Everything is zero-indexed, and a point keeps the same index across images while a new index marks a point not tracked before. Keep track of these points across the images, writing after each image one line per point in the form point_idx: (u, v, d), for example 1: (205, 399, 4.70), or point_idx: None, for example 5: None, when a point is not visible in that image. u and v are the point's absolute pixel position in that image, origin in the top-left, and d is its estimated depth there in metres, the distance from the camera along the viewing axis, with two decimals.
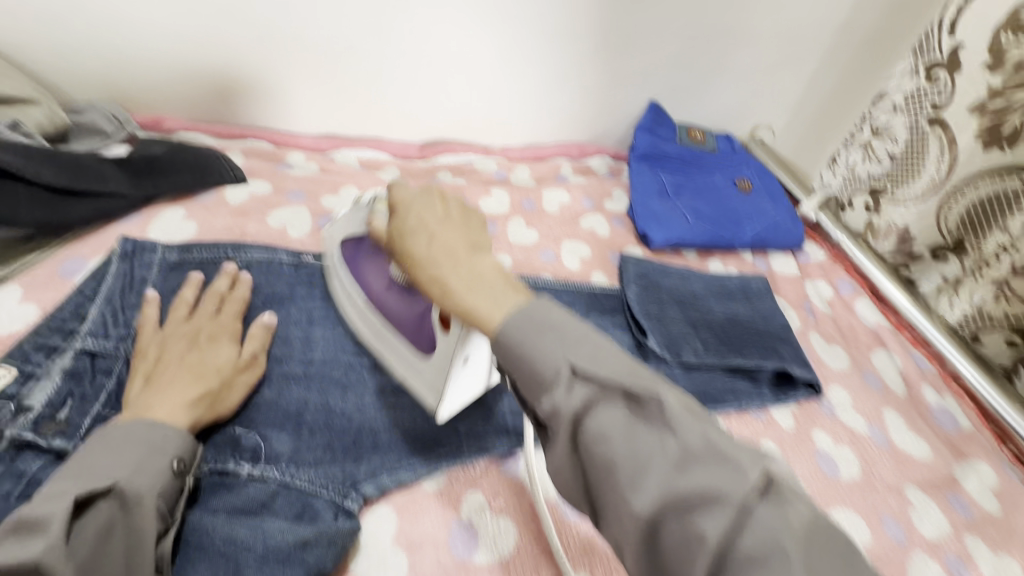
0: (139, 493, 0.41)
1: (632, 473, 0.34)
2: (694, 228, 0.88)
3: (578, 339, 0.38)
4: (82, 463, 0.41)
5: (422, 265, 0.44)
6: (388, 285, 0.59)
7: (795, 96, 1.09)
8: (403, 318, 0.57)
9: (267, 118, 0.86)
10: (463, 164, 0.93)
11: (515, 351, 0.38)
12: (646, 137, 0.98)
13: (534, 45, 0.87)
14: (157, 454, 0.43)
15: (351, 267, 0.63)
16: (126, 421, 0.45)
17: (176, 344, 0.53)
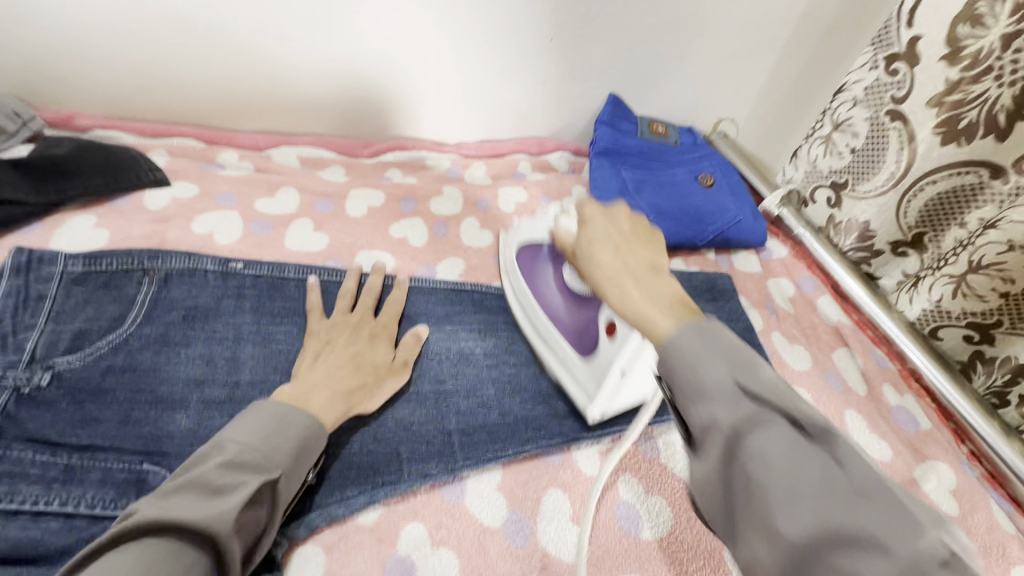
0: (285, 491, 0.42)
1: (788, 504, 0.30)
2: (655, 226, 0.85)
3: (746, 360, 0.35)
4: (258, 432, 0.42)
5: (600, 264, 0.45)
6: (557, 288, 0.62)
7: (758, 88, 1.07)
8: (567, 321, 0.61)
9: (196, 114, 0.79)
10: (414, 161, 0.88)
11: (670, 365, 0.36)
12: (607, 131, 0.95)
13: (486, 36, 0.81)
14: (308, 455, 0.45)
15: (526, 270, 0.66)
16: (297, 409, 0.46)
17: (342, 334, 0.57)
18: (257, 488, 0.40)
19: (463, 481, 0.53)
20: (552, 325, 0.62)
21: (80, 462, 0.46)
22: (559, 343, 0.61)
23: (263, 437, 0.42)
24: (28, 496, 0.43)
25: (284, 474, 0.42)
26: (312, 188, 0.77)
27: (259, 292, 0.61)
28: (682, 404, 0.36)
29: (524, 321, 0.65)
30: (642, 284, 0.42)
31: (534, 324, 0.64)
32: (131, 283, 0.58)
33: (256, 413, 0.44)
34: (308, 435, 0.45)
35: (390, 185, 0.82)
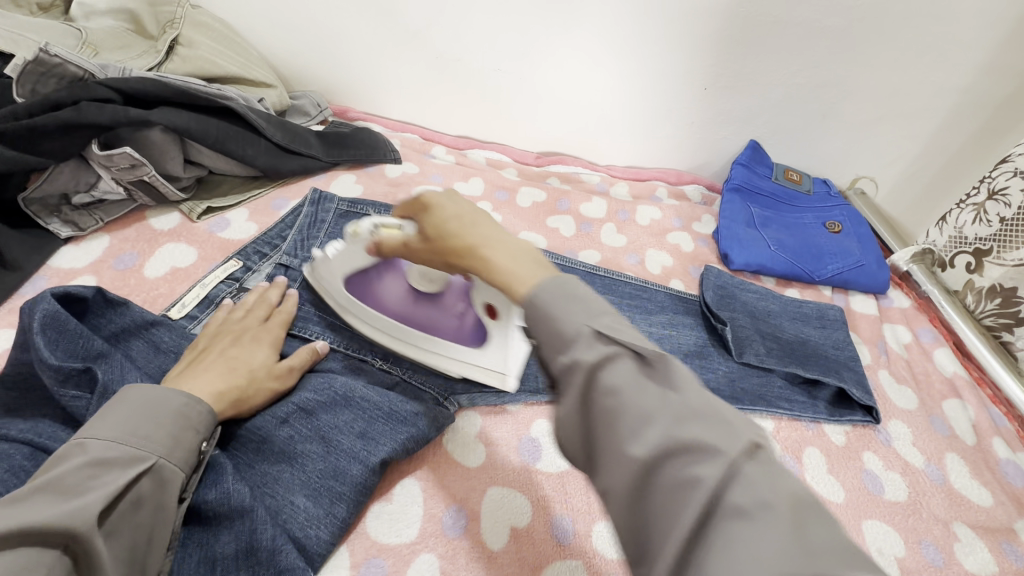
0: (164, 473, 0.45)
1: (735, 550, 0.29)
2: (775, 256, 0.95)
3: (677, 405, 0.34)
4: (122, 425, 0.45)
5: (457, 236, 0.47)
6: (407, 291, 0.64)
7: (903, 151, 1.11)
8: (436, 324, 0.63)
9: (422, 119, 1.09)
10: (571, 174, 1.08)
11: (546, 318, 0.38)
12: (742, 171, 1.07)
13: (648, 81, 1.00)
14: (191, 430, 0.49)
15: (367, 301, 0.65)
16: (168, 388, 0.49)
17: (222, 341, 0.58)
18: (131, 480, 0.42)
19: None
20: (439, 338, 0.64)
21: (340, 321, 0.68)
22: (431, 341, 0.64)
23: (130, 428, 0.45)
24: (314, 332, 0.66)
25: (161, 460, 0.45)
26: (493, 180, 0.99)
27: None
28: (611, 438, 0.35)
29: (406, 347, 0.66)
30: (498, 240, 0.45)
31: (440, 353, 0.64)
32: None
33: (111, 406, 0.46)
34: (185, 412, 0.48)
35: (550, 188, 1.03)
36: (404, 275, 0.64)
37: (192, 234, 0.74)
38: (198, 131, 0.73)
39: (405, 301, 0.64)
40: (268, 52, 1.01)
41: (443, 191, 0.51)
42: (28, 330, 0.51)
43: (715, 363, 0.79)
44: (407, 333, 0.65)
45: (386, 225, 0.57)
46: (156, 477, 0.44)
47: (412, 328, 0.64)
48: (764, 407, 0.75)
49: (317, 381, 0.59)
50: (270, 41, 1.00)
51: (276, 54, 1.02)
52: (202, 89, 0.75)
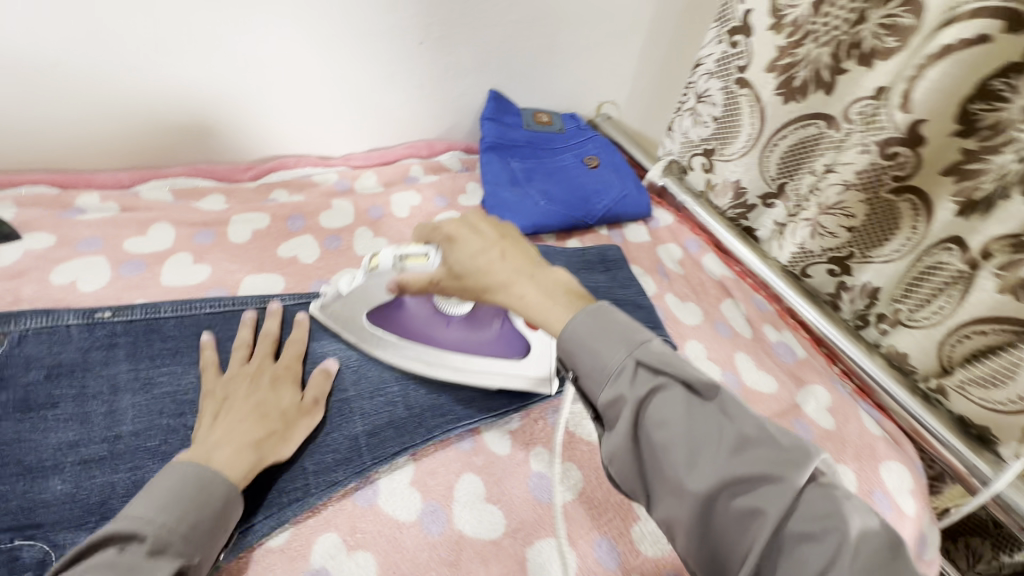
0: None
1: (692, 458, 0.41)
2: (547, 211, 0.89)
3: (703, 423, 0.42)
4: (172, 508, 0.42)
5: (484, 275, 0.51)
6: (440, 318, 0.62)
7: (627, 71, 1.14)
8: (476, 341, 0.62)
9: (49, 159, 0.77)
10: (301, 179, 0.88)
11: (572, 348, 0.46)
12: (492, 126, 1.00)
13: (355, 48, 0.84)
14: (225, 529, 0.45)
15: (393, 324, 0.62)
16: (212, 468, 0.45)
17: (240, 387, 0.53)
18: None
19: (374, 484, 0.54)
20: (471, 355, 0.62)
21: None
22: (489, 364, 0.62)
23: (176, 514, 0.42)
24: None
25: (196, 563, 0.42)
26: (188, 219, 0.73)
27: (134, 337, 0.58)
28: (655, 474, 0.42)
29: (434, 366, 0.63)
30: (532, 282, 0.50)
31: (448, 366, 0.62)
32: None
33: (158, 482, 0.43)
34: (226, 511, 0.45)
35: (275, 206, 0.80)
36: (418, 301, 0.62)
37: None
38: None
39: (431, 321, 0.62)
40: None
41: (464, 225, 0.54)
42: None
43: None
44: (433, 356, 0.62)
45: (412, 256, 0.54)
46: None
47: (456, 351, 0.62)
48: None
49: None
50: None
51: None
52: None
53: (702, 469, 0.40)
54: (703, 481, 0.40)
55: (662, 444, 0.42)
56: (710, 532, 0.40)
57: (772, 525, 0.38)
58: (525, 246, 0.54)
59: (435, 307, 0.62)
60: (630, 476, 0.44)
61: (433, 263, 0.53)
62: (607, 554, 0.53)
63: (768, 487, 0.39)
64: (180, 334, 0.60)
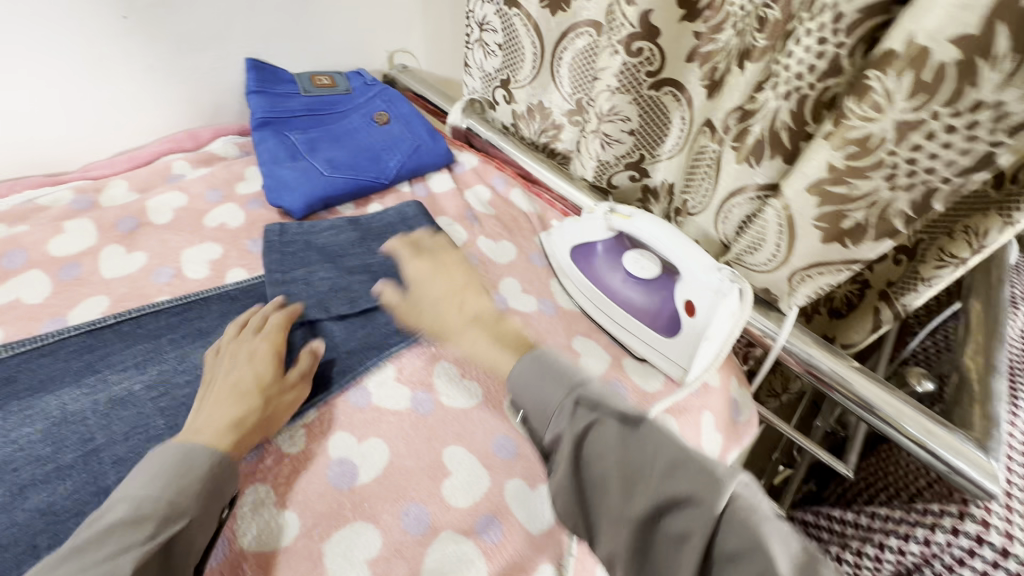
0: (196, 541, 0.43)
1: (627, 487, 0.42)
2: (333, 180, 0.82)
3: (644, 452, 0.43)
4: (163, 477, 0.44)
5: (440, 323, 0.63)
6: (623, 280, 0.71)
7: (409, 12, 1.06)
8: (640, 308, 0.69)
9: None
10: (21, 206, 0.73)
11: (519, 390, 0.50)
12: (262, 99, 0.88)
13: (29, 39, 0.70)
14: (224, 485, 0.47)
15: (584, 269, 0.74)
16: (168, 442, 0.47)
17: (224, 363, 0.56)
18: (129, 538, 0.40)
19: None
20: (638, 322, 0.69)
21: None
22: (653, 337, 0.68)
23: (162, 481, 0.44)
24: None
25: (193, 521, 0.44)
26: None
27: None
28: (597, 497, 0.43)
29: (613, 324, 0.71)
30: (480, 347, 0.59)
31: (629, 330, 0.70)
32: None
33: (151, 460, 0.46)
34: (213, 470, 0.46)
35: None
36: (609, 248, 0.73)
37: None
38: None
39: (616, 286, 0.71)
40: None
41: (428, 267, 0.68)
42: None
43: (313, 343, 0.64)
44: (625, 320, 0.70)
45: (618, 214, 0.69)
46: (185, 541, 0.43)
47: (636, 318, 0.69)
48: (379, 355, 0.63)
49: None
50: None
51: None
52: None
53: (642, 495, 0.41)
54: (637, 501, 0.41)
55: (597, 471, 0.44)
56: (648, 559, 0.41)
57: (702, 548, 0.38)
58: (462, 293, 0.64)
59: (622, 270, 0.71)
60: (570, 511, 0.45)
61: (637, 218, 0.67)
62: (417, 520, 0.51)
63: (698, 511, 0.39)
64: None
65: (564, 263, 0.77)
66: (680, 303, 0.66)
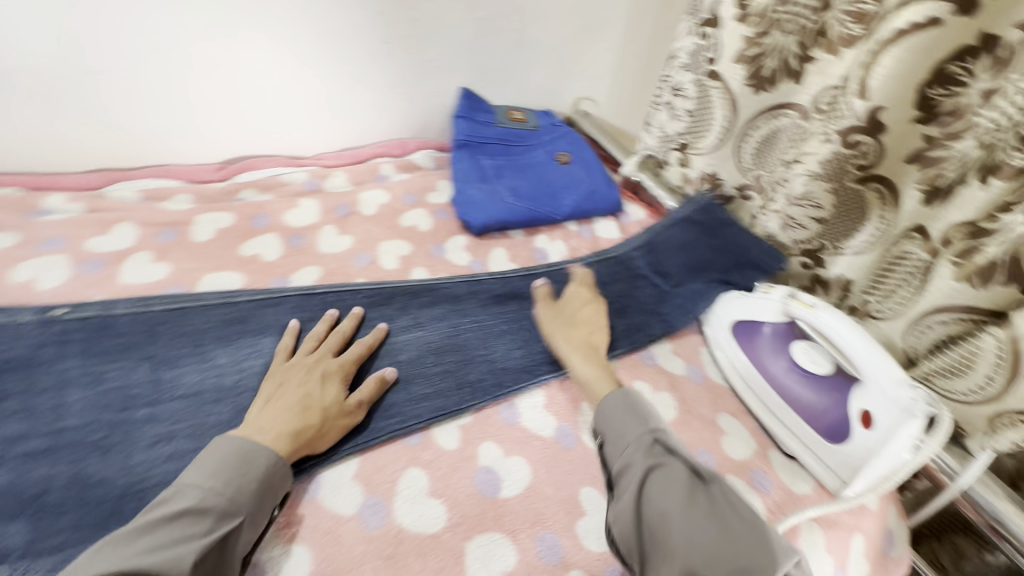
0: (248, 537, 0.46)
1: (686, 528, 0.46)
2: (513, 207, 0.89)
3: (705, 505, 0.47)
4: (222, 473, 0.46)
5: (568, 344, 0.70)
6: (788, 370, 0.68)
7: (605, 67, 1.14)
8: (803, 404, 0.66)
9: (20, 161, 0.77)
10: (270, 179, 0.88)
11: (609, 417, 0.57)
12: (465, 123, 0.99)
13: (315, 50, 0.85)
14: (276, 489, 0.48)
15: (746, 349, 0.73)
16: (228, 439, 0.49)
17: (296, 376, 0.57)
18: (179, 530, 0.42)
19: (317, 478, 0.54)
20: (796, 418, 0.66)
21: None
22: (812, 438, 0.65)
23: (224, 476, 0.46)
24: None
25: (245, 519, 0.46)
26: (152, 219, 0.74)
27: (88, 332, 0.60)
28: (655, 533, 0.46)
29: (767, 412, 0.69)
30: (595, 366, 0.65)
31: (784, 423, 0.67)
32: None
33: (210, 450, 0.48)
34: (271, 473, 0.48)
35: (240, 206, 0.81)
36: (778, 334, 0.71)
37: None
38: None
39: (779, 374, 0.69)
40: None
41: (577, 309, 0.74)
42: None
43: (475, 351, 0.70)
44: (782, 411, 0.68)
45: (801, 300, 0.67)
46: (234, 538, 0.45)
47: (795, 413, 0.67)
48: (529, 380, 0.68)
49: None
50: None
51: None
52: None
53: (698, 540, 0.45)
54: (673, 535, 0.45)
55: (659, 508, 0.47)
56: None
57: None
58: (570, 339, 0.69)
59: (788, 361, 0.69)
60: (627, 536, 0.48)
61: (821, 308, 0.65)
62: (550, 550, 0.52)
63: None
64: (135, 330, 0.62)
65: (723, 336, 0.76)
66: (855, 410, 0.62)
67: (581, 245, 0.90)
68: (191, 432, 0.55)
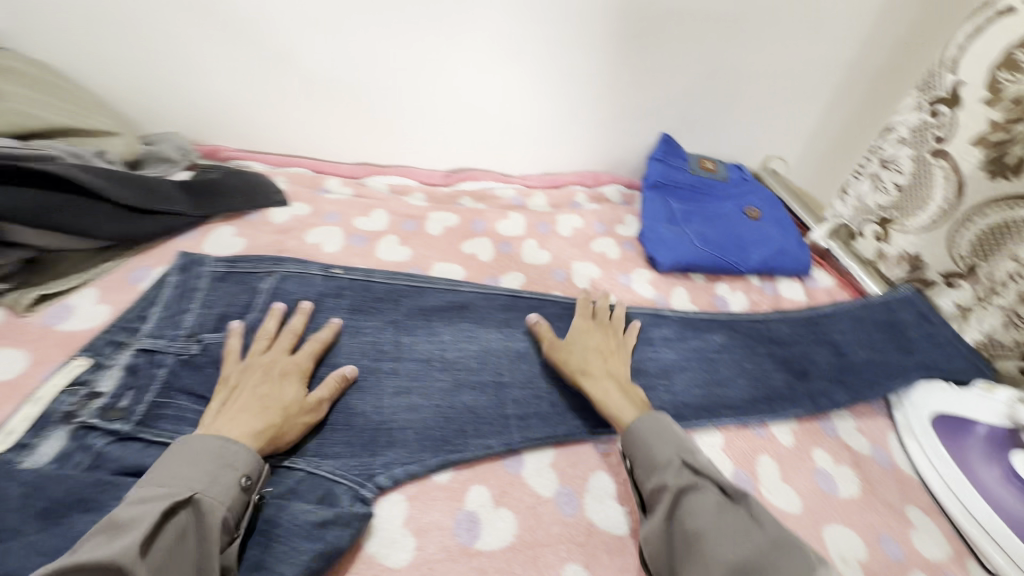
0: (209, 512, 0.45)
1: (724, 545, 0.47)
2: (700, 252, 0.92)
3: (748, 530, 0.47)
4: (158, 470, 0.47)
5: (586, 362, 0.68)
6: (1005, 480, 0.65)
7: (806, 129, 1.13)
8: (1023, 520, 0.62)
9: (307, 148, 0.94)
10: (485, 190, 1.00)
11: (637, 436, 0.58)
12: (658, 166, 1.04)
13: (548, 85, 0.94)
14: (229, 468, 0.48)
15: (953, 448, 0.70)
16: (197, 436, 0.50)
17: (253, 377, 0.58)
18: (167, 514, 0.43)
19: (521, 457, 0.62)
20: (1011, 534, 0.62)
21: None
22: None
23: (172, 472, 0.47)
24: None
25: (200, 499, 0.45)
26: (399, 210, 0.89)
27: (355, 292, 0.73)
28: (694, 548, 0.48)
29: (970, 519, 0.65)
30: (612, 390, 0.64)
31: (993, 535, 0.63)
32: (259, 282, 0.71)
33: (188, 445, 0.49)
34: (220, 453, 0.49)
35: (463, 210, 0.94)
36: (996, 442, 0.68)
37: (23, 332, 0.60)
38: (26, 213, 0.61)
39: (995, 482, 0.65)
40: (84, 78, 0.81)
41: (585, 326, 0.73)
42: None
43: (658, 380, 0.74)
44: (992, 523, 0.63)
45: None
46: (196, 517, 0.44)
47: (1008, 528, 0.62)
48: (708, 419, 0.70)
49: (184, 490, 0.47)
50: (86, 67, 0.81)
51: (105, 90, 0.84)
52: (15, 150, 0.61)
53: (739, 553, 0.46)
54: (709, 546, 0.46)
55: (695, 526, 0.48)
56: None
57: None
58: (594, 353, 0.69)
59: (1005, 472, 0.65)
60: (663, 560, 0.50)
61: None
62: None
63: None
64: (386, 298, 0.75)
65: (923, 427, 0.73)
66: None
67: (762, 301, 0.91)
68: (424, 390, 0.65)
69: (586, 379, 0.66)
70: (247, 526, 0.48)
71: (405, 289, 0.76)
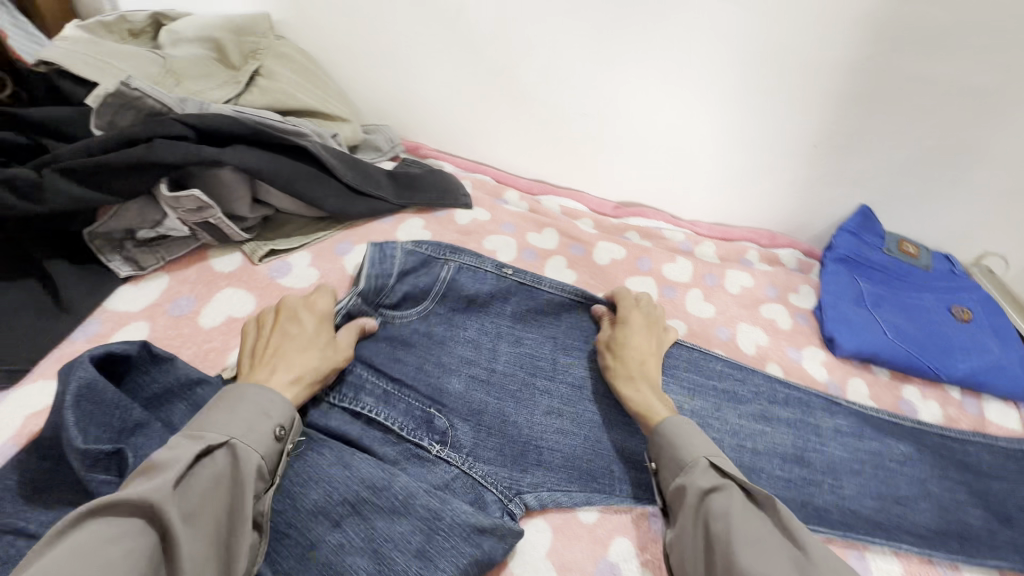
0: (243, 461, 0.47)
1: (743, 540, 0.46)
2: (893, 346, 0.81)
3: (764, 532, 0.47)
4: (204, 415, 0.49)
5: (636, 358, 0.65)
6: None
7: None
8: None
9: (493, 158, 0.99)
10: (653, 229, 0.97)
11: (666, 433, 0.57)
12: (850, 239, 0.94)
13: (747, 135, 0.89)
14: (265, 419, 0.50)
15: None
16: (237, 386, 0.52)
17: (268, 328, 0.60)
18: (203, 459, 0.45)
19: None
20: None
21: (395, 391, 0.62)
22: None
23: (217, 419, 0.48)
24: (365, 406, 0.61)
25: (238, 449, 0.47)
26: (569, 232, 0.90)
27: (521, 300, 0.70)
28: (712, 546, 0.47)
29: None
30: (649, 384, 0.63)
31: None
32: (438, 269, 0.69)
33: (225, 396, 0.50)
34: (262, 405, 0.51)
35: (630, 244, 0.92)
36: None
37: (253, 278, 0.70)
38: (277, 177, 0.69)
39: None
40: (332, 68, 0.93)
41: (641, 323, 0.68)
42: (60, 400, 0.48)
43: (822, 477, 0.67)
44: None
45: None
46: (232, 464, 0.46)
47: None
48: (884, 538, 0.63)
49: (369, 469, 0.54)
50: (335, 60, 0.92)
51: (343, 82, 0.95)
52: (280, 126, 0.70)
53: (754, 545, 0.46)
54: (736, 555, 0.45)
55: (715, 523, 0.48)
56: None
57: None
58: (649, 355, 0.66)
59: None
60: (680, 552, 0.50)
61: None
62: None
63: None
64: (549, 314, 0.71)
65: None
66: None
67: (961, 419, 0.78)
68: (576, 417, 0.65)
69: (625, 375, 0.64)
70: (273, 477, 0.50)
71: (551, 300, 0.71)
